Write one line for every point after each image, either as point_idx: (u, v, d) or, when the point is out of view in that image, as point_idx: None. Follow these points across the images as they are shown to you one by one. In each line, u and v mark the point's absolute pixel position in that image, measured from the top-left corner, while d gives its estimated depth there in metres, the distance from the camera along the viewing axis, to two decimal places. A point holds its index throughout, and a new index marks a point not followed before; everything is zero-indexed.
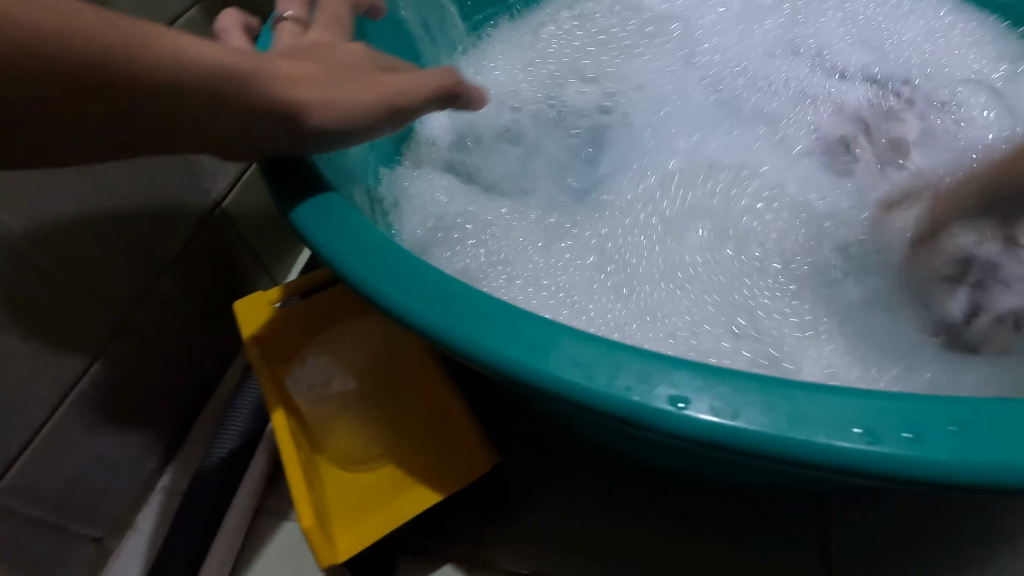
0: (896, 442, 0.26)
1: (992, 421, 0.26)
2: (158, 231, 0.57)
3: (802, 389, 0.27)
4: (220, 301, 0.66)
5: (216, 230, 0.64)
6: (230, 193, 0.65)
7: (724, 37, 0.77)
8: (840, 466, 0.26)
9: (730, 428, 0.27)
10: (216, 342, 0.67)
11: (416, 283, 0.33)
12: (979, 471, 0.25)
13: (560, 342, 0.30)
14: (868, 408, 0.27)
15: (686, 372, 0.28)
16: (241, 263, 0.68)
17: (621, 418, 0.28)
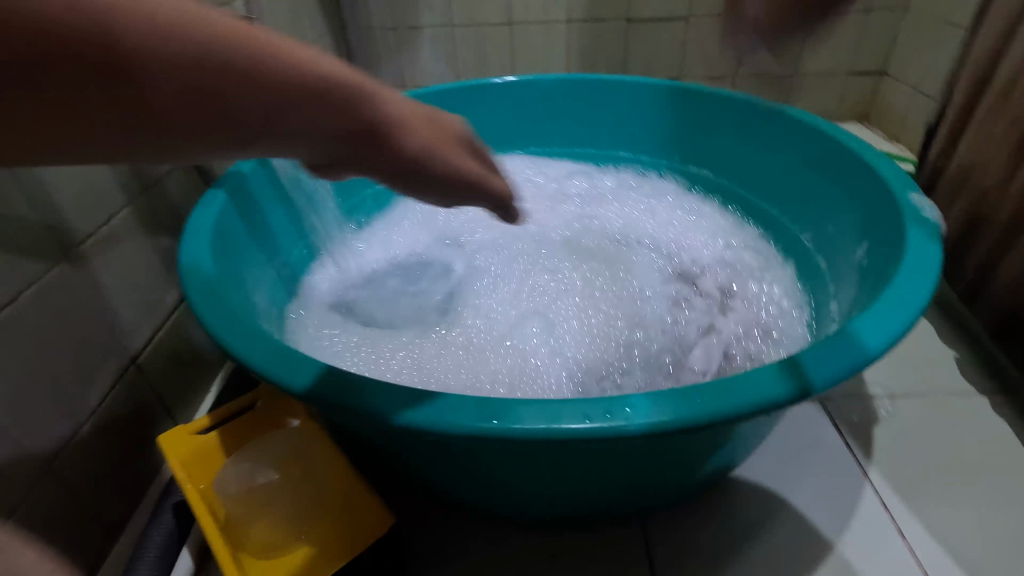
0: (618, 417, 0.48)
1: (665, 397, 0.50)
2: (82, 385, 0.67)
3: (570, 403, 0.49)
4: (133, 443, 0.74)
5: (132, 382, 0.74)
6: (145, 349, 0.77)
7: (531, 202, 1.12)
8: (576, 439, 0.47)
9: (518, 429, 0.48)
10: (129, 483, 0.74)
11: (338, 382, 0.53)
12: (645, 426, 0.48)
13: (424, 398, 0.51)
14: (588, 406, 0.49)
15: (506, 406, 0.49)
16: (153, 408, 0.78)
17: (460, 434, 0.49)
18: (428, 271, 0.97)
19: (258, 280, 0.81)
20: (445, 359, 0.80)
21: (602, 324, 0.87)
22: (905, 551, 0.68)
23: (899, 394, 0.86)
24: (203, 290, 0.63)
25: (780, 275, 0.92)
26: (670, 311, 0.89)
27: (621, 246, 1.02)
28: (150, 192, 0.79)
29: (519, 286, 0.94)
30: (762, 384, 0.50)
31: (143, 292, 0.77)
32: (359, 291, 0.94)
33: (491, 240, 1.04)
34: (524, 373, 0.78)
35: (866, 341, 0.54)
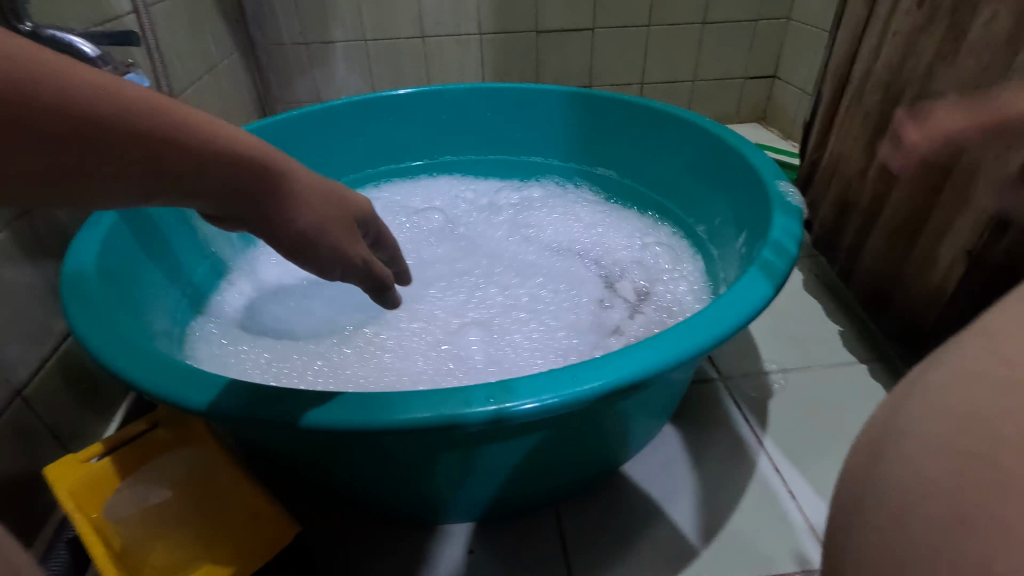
0: (504, 399, 0.51)
1: (548, 377, 0.53)
2: None
3: (458, 391, 0.51)
4: (21, 481, 0.70)
5: (16, 418, 0.70)
6: (31, 381, 0.73)
7: (443, 212, 1.16)
8: (461, 424, 0.50)
9: (405, 419, 0.49)
10: (16, 525, 0.69)
11: (226, 390, 0.52)
12: (526, 407, 0.50)
13: (313, 397, 0.52)
14: (472, 392, 0.51)
15: (397, 399, 0.51)
16: (43, 445, 0.73)
17: (348, 431, 0.50)
18: (346, 293, 0.95)
19: (157, 300, 0.79)
20: (358, 364, 0.81)
21: (541, 331, 0.88)
22: (794, 510, 0.74)
23: (789, 368, 0.93)
24: (88, 308, 0.61)
25: (688, 271, 0.97)
26: (579, 307, 0.93)
27: (544, 255, 1.05)
28: (32, 216, 0.76)
29: (464, 300, 0.94)
30: (636, 358, 0.54)
31: (30, 320, 0.74)
32: (276, 310, 0.93)
33: (424, 264, 1.03)
34: (437, 372, 0.80)
35: (729, 313, 0.59)
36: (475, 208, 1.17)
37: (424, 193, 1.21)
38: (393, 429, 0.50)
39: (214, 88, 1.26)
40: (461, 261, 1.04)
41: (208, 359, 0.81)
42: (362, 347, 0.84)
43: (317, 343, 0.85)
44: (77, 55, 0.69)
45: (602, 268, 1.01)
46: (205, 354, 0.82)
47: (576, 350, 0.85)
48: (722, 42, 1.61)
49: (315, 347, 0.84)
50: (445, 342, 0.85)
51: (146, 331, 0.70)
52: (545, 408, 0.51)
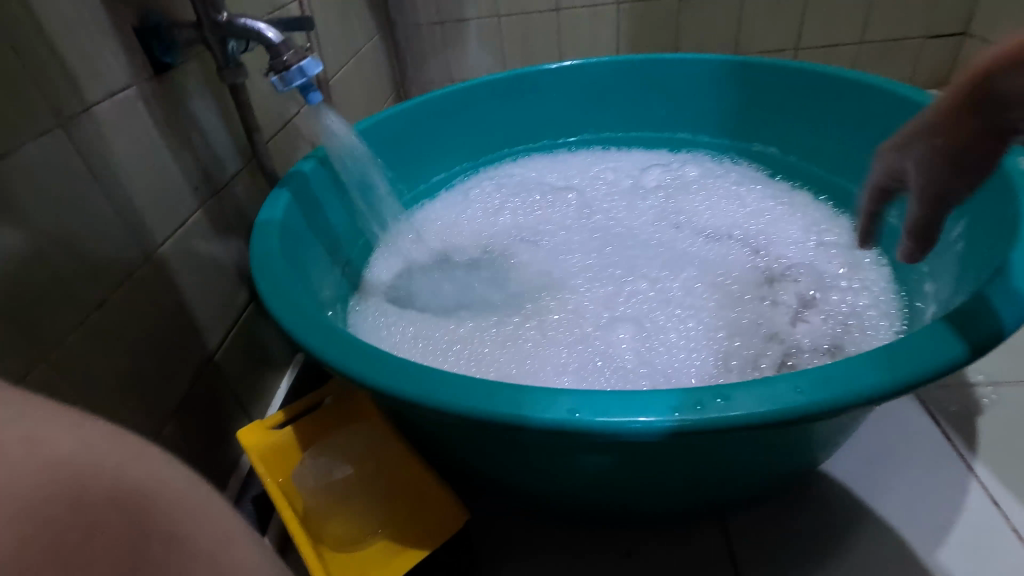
0: (712, 408, 0.45)
1: (762, 387, 0.46)
2: (166, 384, 0.70)
3: (658, 397, 0.46)
4: (212, 439, 0.77)
5: (208, 381, 0.77)
6: (220, 348, 0.80)
7: (585, 189, 1.11)
8: (665, 433, 0.45)
9: (602, 423, 0.45)
10: (210, 478, 0.77)
11: (412, 376, 0.52)
12: (740, 420, 0.44)
13: (500, 390, 0.49)
14: (673, 398, 0.46)
15: (590, 399, 0.47)
16: (228, 408, 0.80)
17: (539, 430, 0.47)
18: (491, 277, 0.95)
19: (324, 278, 0.83)
20: (507, 350, 0.79)
21: (695, 332, 0.81)
22: (1019, 552, 0.63)
23: (1001, 382, 0.79)
24: (276, 287, 0.64)
25: (874, 276, 0.86)
26: (741, 303, 0.85)
27: (708, 245, 0.97)
28: (220, 196, 0.82)
29: (614, 292, 0.89)
30: (868, 370, 0.46)
31: (216, 292, 0.80)
32: (431, 288, 0.93)
33: (572, 249, 0.99)
34: (597, 369, 0.76)
35: (987, 320, 0.48)
36: (621, 185, 1.11)
37: (567, 167, 1.15)
38: (588, 433, 0.46)
39: (360, 70, 1.30)
40: (607, 246, 0.99)
41: (369, 336, 0.83)
42: (507, 334, 0.82)
43: (459, 322, 0.85)
44: (263, 42, 0.72)
45: (765, 263, 0.92)
46: (364, 332, 0.85)
47: (743, 352, 0.77)
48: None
49: (461, 328, 0.83)
50: (596, 332, 0.82)
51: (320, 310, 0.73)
52: (761, 423, 0.44)
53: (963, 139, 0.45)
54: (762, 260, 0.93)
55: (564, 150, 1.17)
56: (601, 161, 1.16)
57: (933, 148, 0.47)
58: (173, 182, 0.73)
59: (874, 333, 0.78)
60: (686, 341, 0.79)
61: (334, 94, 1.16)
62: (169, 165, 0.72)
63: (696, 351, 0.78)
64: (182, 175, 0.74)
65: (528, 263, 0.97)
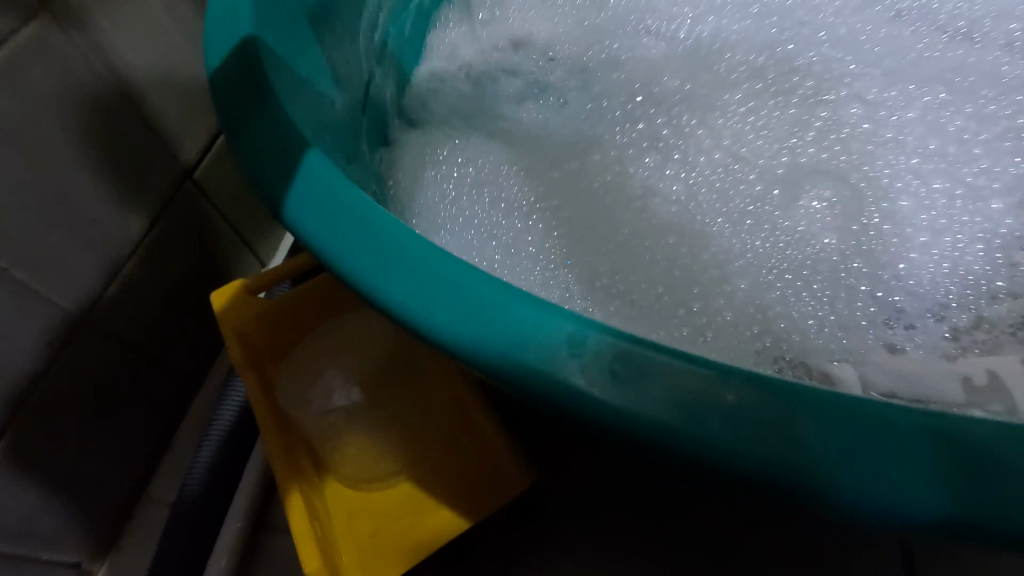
0: (651, 390, 0.21)
1: (798, 403, 0.21)
2: (116, 212, 0.48)
3: (619, 352, 0.22)
4: (199, 288, 0.57)
5: (188, 210, 0.55)
6: (201, 163, 0.55)
7: None
8: (940, 534, 0.19)
9: (809, 472, 0.20)
10: (201, 335, 0.59)
11: (420, 275, 0.25)
12: None
13: (604, 345, 0.23)
14: (1002, 460, 0.19)
15: (812, 406, 0.20)
16: (221, 247, 0.59)
17: (650, 444, 0.21)
18: (591, 80, 0.62)
19: (354, 68, 0.49)
20: (614, 208, 0.52)
21: (935, 202, 0.52)
22: None
23: None
24: (251, 78, 0.34)
25: None
26: (1002, 164, 0.53)
27: (963, 53, 0.60)
28: None
29: (806, 126, 0.58)
30: (978, 480, 0.19)
31: (186, 80, 0.53)
32: (518, 96, 0.61)
33: (723, 44, 0.64)
34: (761, 261, 0.49)
35: None
36: None
37: None
38: (772, 486, 0.20)
39: None
40: (784, 55, 0.63)
41: (419, 161, 0.52)
42: (617, 182, 0.54)
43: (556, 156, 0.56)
44: None
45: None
46: (409, 155, 0.53)
47: (998, 249, 0.49)
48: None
49: (550, 174, 0.54)
50: (773, 192, 0.53)
51: (338, 135, 0.43)
52: (691, 449, 0.21)
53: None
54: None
55: None
56: None
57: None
58: None
59: None
60: (910, 231, 0.50)
61: None
62: None
63: (926, 245, 0.49)
64: None
65: (652, 63, 0.64)
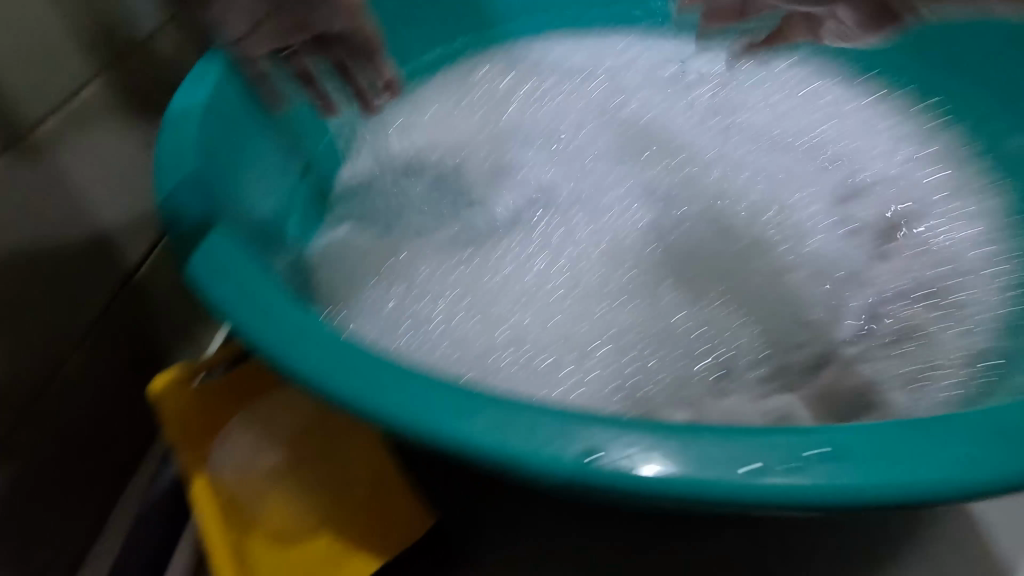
0: (519, 433, 0.32)
1: (616, 429, 0.31)
2: (66, 311, 0.54)
3: (496, 410, 0.32)
4: (137, 376, 0.63)
5: (130, 306, 0.62)
6: (144, 265, 0.63)
7: (614, 75, 0.87)
8: (724, 501, 0.29)
9: (635, 476, 0.30)
10: (136, 420, 0.64)
11: (358, 368, 0.35)
12: (845, 491, 0.29)
13: (484, 405, 0.33)
14: (747, 448, 0.30)
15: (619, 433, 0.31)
16: (159, 338, 0.66)
17: (532, 472, 0.31)
18: (487, 188, 0.76)
19: (265, 184, 0.62)
20: (501, 295, 0.65)
21: (750, 275, 0.66)
22: None
23: None
24: (199, 218, 0.45)
25: (976, 208, 0.66)
26: (802, 245, 0.68)
27: (774, 156, 0.77)
28: (130, 60, 0.61)
29: (657, 219, 0.72)
30: (674, 453, 0.30)
31: (133, 197, 0.62)
32: (424, 206, 0.74)
33: (593, 154, 0.80)
34: (616, 332, 0.61)
35: (880, 455, 0.30)
36: (668, 73, 0.86)
37: (595, 46, 0.90)
38: (611, 490, 0.30)
39: None
40: (640, 160, 0.78)
41: (335, 277, 0.65)
42: (511, 271, 0.67)
43: (452, 256, 0.69)
44: None
45: (833, 182, 0.73)
46: (328, 269, 0.67)
47: (801, 312, 0.62)
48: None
49: (454, 265, 0.67)
50: (628, 273, 0.66)
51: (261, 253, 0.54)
52: (555, 471, 0.31)
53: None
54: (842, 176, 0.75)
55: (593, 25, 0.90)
56: (648, 37, 0.90)
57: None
58: (49, 37, 0.52)
59: (971, 281, 0.62)
60: (730, 302, 0.63)
61: None
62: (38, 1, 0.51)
63: (742, 312, 0.62)
64: (64, 24, 0.53)
65: (536, 169, 0.79)
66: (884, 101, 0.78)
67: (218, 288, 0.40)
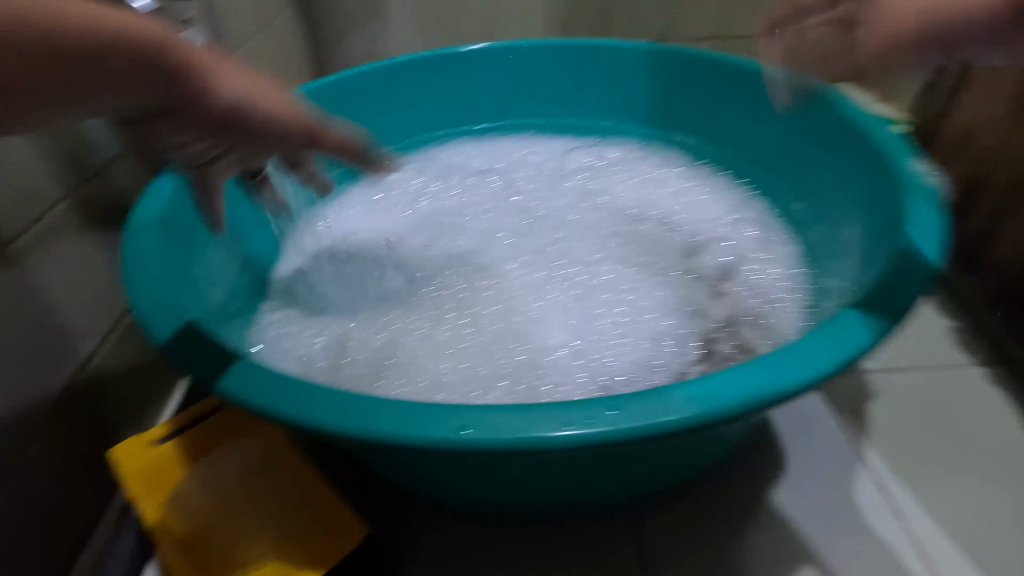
0: (403, 420, 0.42)
1: (473, 409, 0.42)
2: (26, 396, 0.62)
3: (387, 405, 0.43)
4: (87, 454, 0.69)
5: (84, 390, 0.69)
6: (96, 353, 0.72)
7: (505, 173, 1.07)
8: (554, 448, 0.40)
9: (487, 439, 0.40)
10: (84, 497, 0.69)
11: (282, 392, 0.46)
12: (635, 428, 0.40)
13: (380, 404, 0.43)
14: (568, 410, 0.41)
15: (479, 411, 0.42)
16: (109, 418, 0.73)
17: (415, 447, 0.41)
18: (403, 267, 0.91)
19: (215, 275, 0.74)
20: (420, 347, 0.77)
21: (616, 315, 0.80)
22: (897, 540, 0.66)
23: (892, 368, 0.83)
24: (159, 299, 0.56)
25: (781, 252, 0.85)
26: (658, 287, 0.84)
27: (635, 225, 0.95)
28: (93, 182, 0.73)
29: (544, 279, 0.87)
30: (509, 419, 0.41)
31: (89, 294, 0.71)
32: (351, 285, 0.87)
33: (492, 233, 0.97)
34: (512, 368, 0.73)
35: (660, 402, 0.42)
36: (548, 168, 1.07)
37: (489, 151, 1.10)
38: (474, 451, 0.41)
39: (269, 44, 1.20)
40: (529, 236, 0.95)
41: (273, 353, 0.76)
42: (428, 328, 0.80)
43: (377, 322, 0.81)
44: None
45: (680, 240, 0.91)
46: (270, 345, 0.77)
47: (662, 340, 0.76)
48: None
49: (375, 330, 0.79)
50: (522, 322, 0.80)
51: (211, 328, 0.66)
52: (430, 443, 0.41)
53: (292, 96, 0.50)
54: (683, 236, 0.92)
55: (487, 134, 1.11)
56: (531, 141, 1.12)
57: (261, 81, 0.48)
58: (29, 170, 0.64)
59: (784, 303, 0.78)
60: (601, 338, 0.77)
61: None
62: (20, 143, 0.64)
63: (612, 346, 0.76)
64: (40, 157, 0.65)
65: (444, 248, 0.94)
66: (713, 181, 1.00)
67: (177, 350, 0.51)
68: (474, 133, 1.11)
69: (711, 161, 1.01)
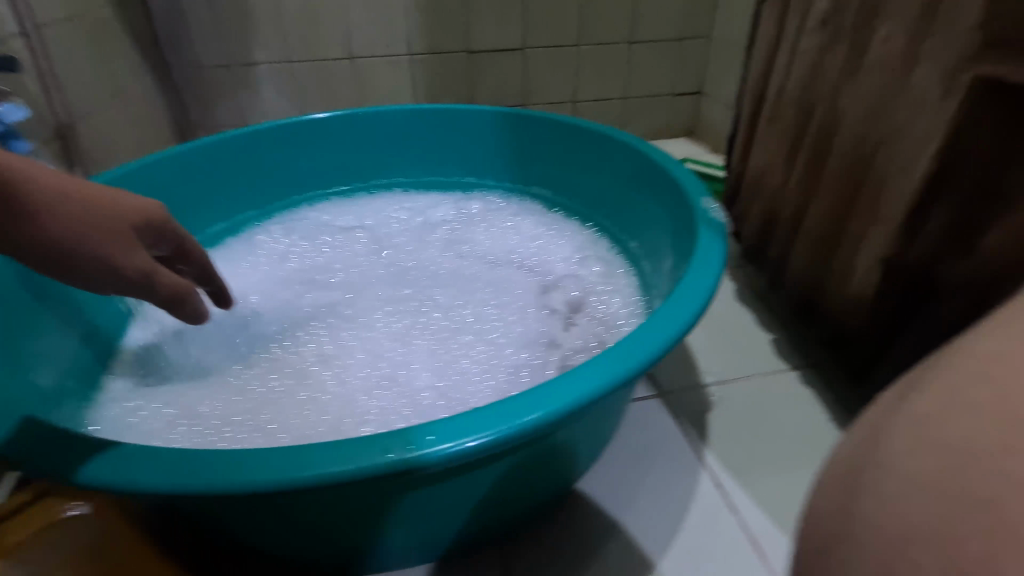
0: (233, 470, 0.44)
1: (301, 450, 0.45)
2: None
3: (218, 458, 0.45)
4: None
5: None
6: None
7: (373, 227, 1.11)
8: (379, 474, 0.44)
9: (313, 475, 0.44)
10: None
11: (109, 459, 0.46)
12: (451, 448, 0.45)
13: (213, 457, 0.45)
14: (390, 438, 0.46)
15: (308, 451, 0.45)
16: None
17: (244, 492, 0.44)
18: (265, 326, 0.90)
19: (46, 352, 0.70)
20: (281, 403, 0.76)
21: (478, 353, 0.85)
22: (733, 530, 0.73)
23: (726, 380, 0.94)
24: None
25: (621, 285, 0.94)
26: (515, 324, 0.90)
27: (496, 269, 1.02)
28: None
29: (409, 325, 0.90)
30: (334, 456, 0.44)
31: None
32: (210, 348, 0.85)
33: (359, 286, 0.99)
34: (373, 414, 0.74)
35: (473, 422, 0.47)
36: (415, 221, 1.13)
37: (356, 208, 1.14)
38: (303, 487, 0.44)
39: (123, 113, 1.18)
40: (396, 286, 0.99)
41: (117, 428, 0.72)
42: (290, 386, 0.79)
43: (236, 384, 0.79)
44: None
45: (535, 280, 0.99)
46: (115, 420, 0.73)
47: (519, 372, 0.81)
48: (655, 43, 1.60)
49: (233, 393, 0.78)
50: (385, 369, 0.82)
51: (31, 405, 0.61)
52: (260, 487, 0.43)
53: (138, 224, 0.51)
54: (540, 276, 1.00)
55: (355, 192, 1.16)
56: (398, 197, 1.17)
57: (116, 206, 0.50)
58: None
59: (625, 328, 0.87)
60: (461, 376, 0.81)
61: (84, 140, 1.03)
62: None
63: (473, 382, 0.80)
64: None
65: (310, 303, 0.95)
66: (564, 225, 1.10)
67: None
68: (341, 192, 1.15)
69: (562, 208, 1.12)
